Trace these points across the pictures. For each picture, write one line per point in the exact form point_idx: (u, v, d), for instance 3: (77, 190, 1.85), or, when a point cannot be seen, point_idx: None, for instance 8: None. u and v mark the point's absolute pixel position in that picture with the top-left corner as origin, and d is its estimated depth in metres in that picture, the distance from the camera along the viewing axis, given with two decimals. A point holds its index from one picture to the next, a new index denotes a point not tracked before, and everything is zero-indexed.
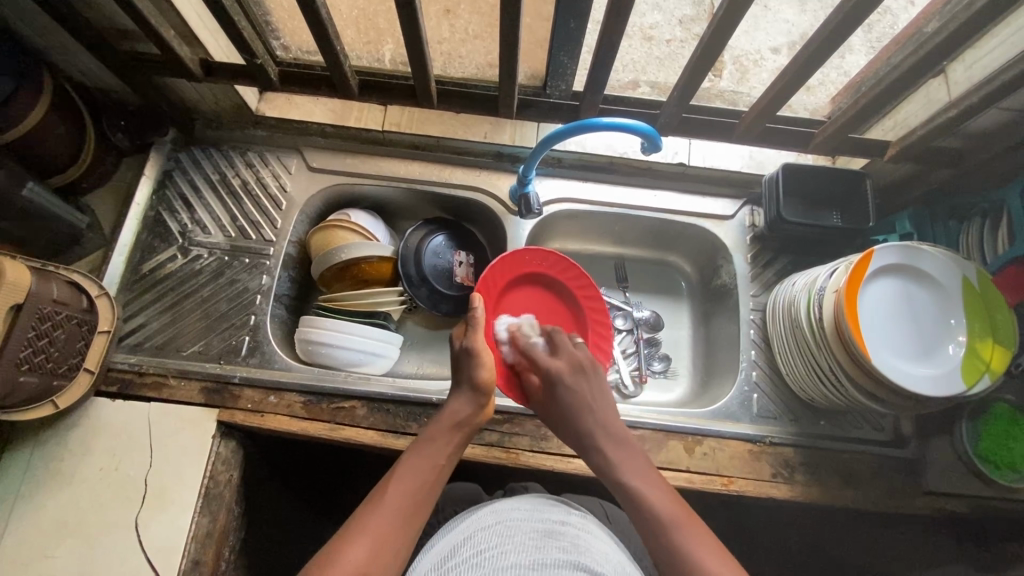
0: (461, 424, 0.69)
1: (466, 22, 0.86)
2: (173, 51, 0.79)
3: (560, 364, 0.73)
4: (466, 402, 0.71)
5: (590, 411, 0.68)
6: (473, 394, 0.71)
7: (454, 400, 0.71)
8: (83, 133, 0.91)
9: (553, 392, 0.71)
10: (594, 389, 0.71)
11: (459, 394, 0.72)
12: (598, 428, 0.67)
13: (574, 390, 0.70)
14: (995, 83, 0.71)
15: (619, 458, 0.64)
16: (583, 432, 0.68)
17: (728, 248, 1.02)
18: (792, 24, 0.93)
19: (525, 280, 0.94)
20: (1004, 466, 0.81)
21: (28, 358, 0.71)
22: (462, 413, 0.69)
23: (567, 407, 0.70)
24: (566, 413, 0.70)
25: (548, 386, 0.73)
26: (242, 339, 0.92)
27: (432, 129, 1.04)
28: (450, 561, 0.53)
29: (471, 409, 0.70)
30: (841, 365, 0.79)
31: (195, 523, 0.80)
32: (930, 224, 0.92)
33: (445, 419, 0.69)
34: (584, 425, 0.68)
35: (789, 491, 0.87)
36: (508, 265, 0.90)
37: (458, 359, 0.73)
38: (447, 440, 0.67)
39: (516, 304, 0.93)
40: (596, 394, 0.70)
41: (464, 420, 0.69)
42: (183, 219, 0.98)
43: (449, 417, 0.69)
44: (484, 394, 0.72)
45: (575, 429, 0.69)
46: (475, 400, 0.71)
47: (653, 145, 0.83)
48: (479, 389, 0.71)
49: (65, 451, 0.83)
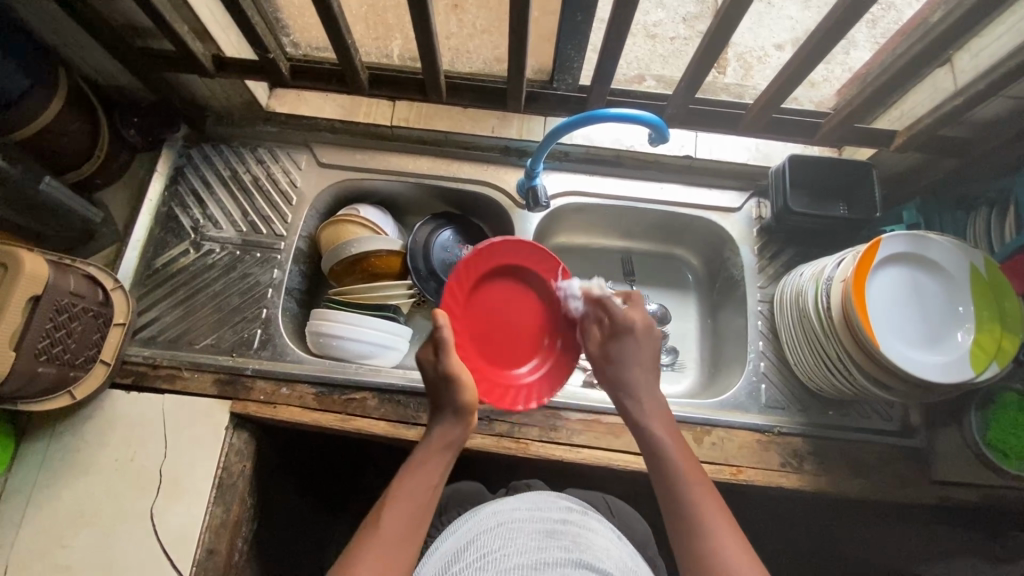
0: (450, 445, 0.68)
1: (474, 17, 0.87)
2: (186, 46, 0.81)
3: (637, 317, 0.73)
4: (453, 425, 0.69)
5: (635, 365, 0.71)
6: (458, 416, 0.69)
7: (440, 422, 0.69)
8: (98, 130, 0.92)
9: (619, 338, 0.73)
10: (650, 355, 0.73)
11: (443, 414, 0.70)
12: (637, 377, 0.71)
13: (640, 347, 0.72)
14: (1001, 70, 0.71)
15: (658, 427, 0.66)
16: (623, 378, 0.71)
17: (735, 241, 1.03)
18: (796, 21, 0.92)
19: (503, 275, 0.85)
20: (1014, 454, 0.80)
21: (45, 348, 0.72)
22: (451, 436, 0.68)
23: (623, 357, 0.72)
24: (621, 361, 0.72)
25: (618, 332, 0.73)
26: (254, 332, 0.93)
27: (440, 124, 1.03)
28: (454, 566, 0.54)
29: (458, 429, 0.69)
30: (850, 357, 0.79)
31: (209, 512, 0.82)
32: (938, 213, 0.92)
33: (434, 441, 0.68)
34: (633, 384, 0.70)
35: (798, 481, 0.87)
36: (475, 261, 0.81)
37: (436, 384, 0.71)
38: (435, 462, 0.66)
39: (492, 296, 0.84)
40: (649, 353, 0.72)
41: (451, 441, 0.68)
42: (196, 215, 0.99)
43: (437, 440, 0.68)
44: (469, 413, 0.70)
45: (615, 377, 0.72)
46: (461, 421, 0.69)
47: (661, 137, 0.84)
48: (465, 410, 0.69)
49: (81, 442, 0.84)
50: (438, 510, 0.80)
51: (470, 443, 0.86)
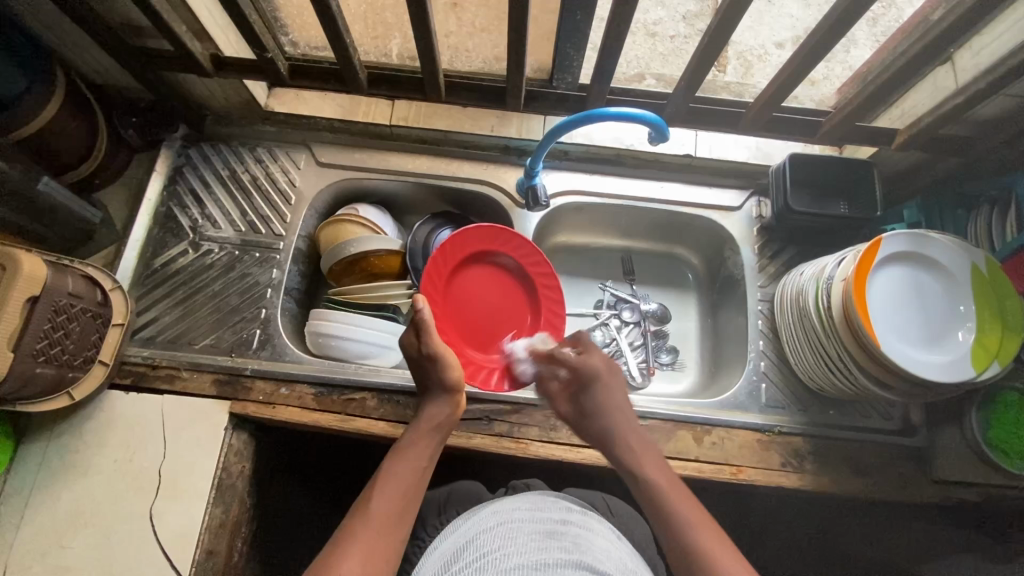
0: (438, 425, 0.71)
1: (474, 15, 0.87)
2: (185, 46, 0.81)
3: (595, 361, 0.79)
4: (442, 405, 0.73)
5: (614, 413, 0.75)
6: (446, 396, 0.73)
7: (430, 404, 0.72)
8: (97, 130, 0.92)
9: (586, 388, 0.78)
10: (619, 397, 0.77)
11: (432, 397, 0.74)
12: (619, 425, 0.74)
13: (607, 389, 0.77)
14: (1003, 68, 0.71)
15: (644, 463, 0.69)
16: (606, 430, 0.74)
17: (735, 240, 1.03)
18: (797, 19, 0.92)
19: (481, 260, 0.95)
20: (1014, 454, 0.80)
21: (44, 349, 0.72)
22: (440, 416, 0.71)
23: (594, 404, 0.77)
24: (598, 411, 0.76)
25: (584, 383, 0.78)
26: (253, 332, 0.93)
27: (440, 123, 1.02)
28: (453, 566, 0.54)
29: (446, 409, 0.72)
30: (851, 356, 0.79)
31: (209, 513, 0.81)
32: (939, 211, 0.91)
33: (424, 423, 0.70)
34: (612, 424, 0.74)
35: (799, 480, 0.87)
36: (451, 249, 0.90)
37: (422, 366, 0.74)
38: (426, 442, 0.68)
39: (469, 283, 0.94)
40: (622, 400, 0.77)
41: (439, 421, 0.71)
42: (195, 215, 0.99)
43: (427, 421, 0.71)
44: (456, 393, 0.74)
45: (598, 431, 0.75)
46: (449, 402, 0.73)
47: (661, 135, 0.84)
48: (451, 389, 0.73)
49: (80, 443, 0.84)
50: (438, 510, 0.80)
51: (470, 443, 0.86)
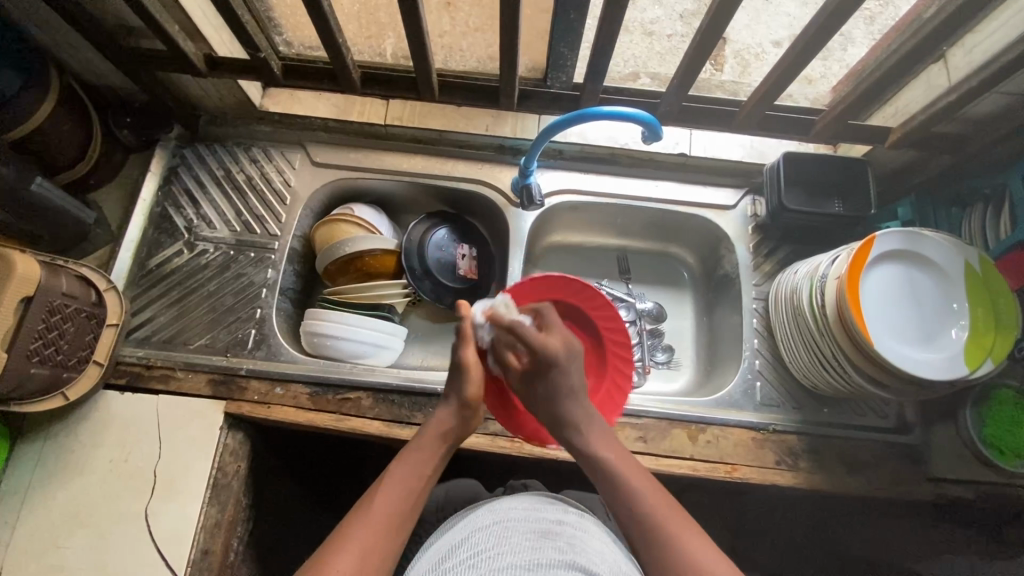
0: (447, 434, 0.69)
1: (467, 15, 0.86)
2: (178, 46, 0.80)
3: (555, 340, 0.72)
4: (451, 414, 0.70)
5: (574, 395, 0.70)
6: (459, 407, 0.70)
7: (439, 410, 0.70)
8: (91, 131, 0.92)
9: (547, 371, 0.71)
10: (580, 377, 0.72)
11: (444, 404, 0.71)
12: (578, 408, 0.69)
13: (567, 374, 0.70)
14: (995, 65, 0.71)
15: (597, 443, 0.66)
16: (565, 414, 0.69)
17: (730, 239, 1.03)
18: (795, 17, 0.89)
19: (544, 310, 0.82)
20: (1010, 451, 0.78)
21: (38, 349, 0.72)
22: (448, 426, 0.69)
23: (557, 388, 0.70)
24: (557, 394, 0.70)
25: (542, 365, 0.71)
26: (248, 332, 0.93)
27: (433, 123, 1.03)
28: (447, 562, 0.54)
29: (458, 421, 0.70)
30: (845, 354, 0.79)
31: (204, 513, 0.82)
32: (932, 211, 0.92)
33: (431, 430, 0.68)
34: (566, 409, 0.69)
35: (794, 478, 0.87)
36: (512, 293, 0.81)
37: (450, 373, 0.72)
38: (431, 450, 0.66)
39: None
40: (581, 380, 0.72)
41: (449, 431, 0.68)
42: (190, 215, 0.99)
43: (434, 428, 0.69)
44: (471, 408, 0.71)
45: (556, 415, 0.70)
46: (461, 413, 0.70)
47: (654, 134, 0.83)
48: (466, 402, 0.70)
49: (76, 443, 0.84)
50: (433, 509, 0.80)
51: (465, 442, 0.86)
